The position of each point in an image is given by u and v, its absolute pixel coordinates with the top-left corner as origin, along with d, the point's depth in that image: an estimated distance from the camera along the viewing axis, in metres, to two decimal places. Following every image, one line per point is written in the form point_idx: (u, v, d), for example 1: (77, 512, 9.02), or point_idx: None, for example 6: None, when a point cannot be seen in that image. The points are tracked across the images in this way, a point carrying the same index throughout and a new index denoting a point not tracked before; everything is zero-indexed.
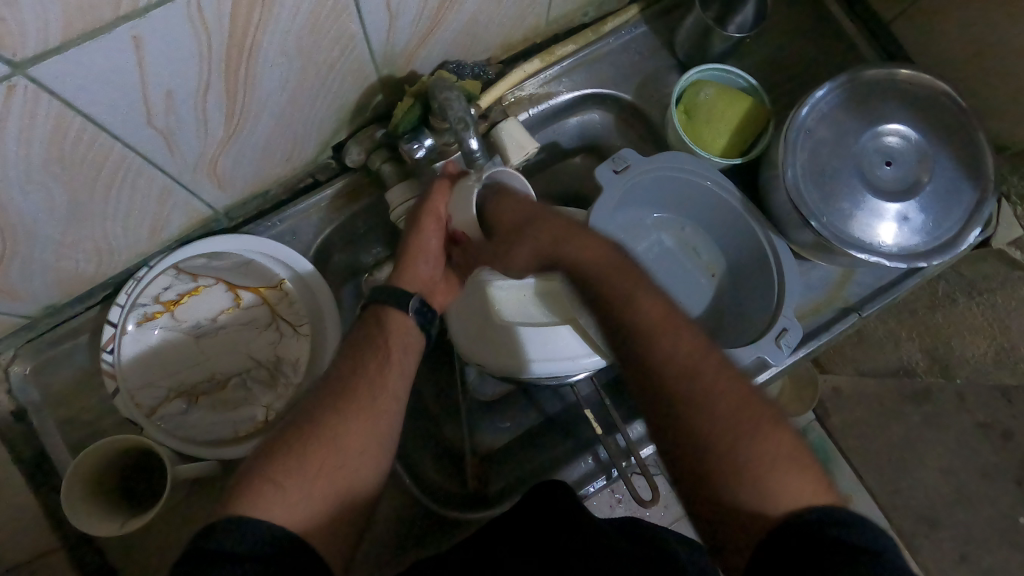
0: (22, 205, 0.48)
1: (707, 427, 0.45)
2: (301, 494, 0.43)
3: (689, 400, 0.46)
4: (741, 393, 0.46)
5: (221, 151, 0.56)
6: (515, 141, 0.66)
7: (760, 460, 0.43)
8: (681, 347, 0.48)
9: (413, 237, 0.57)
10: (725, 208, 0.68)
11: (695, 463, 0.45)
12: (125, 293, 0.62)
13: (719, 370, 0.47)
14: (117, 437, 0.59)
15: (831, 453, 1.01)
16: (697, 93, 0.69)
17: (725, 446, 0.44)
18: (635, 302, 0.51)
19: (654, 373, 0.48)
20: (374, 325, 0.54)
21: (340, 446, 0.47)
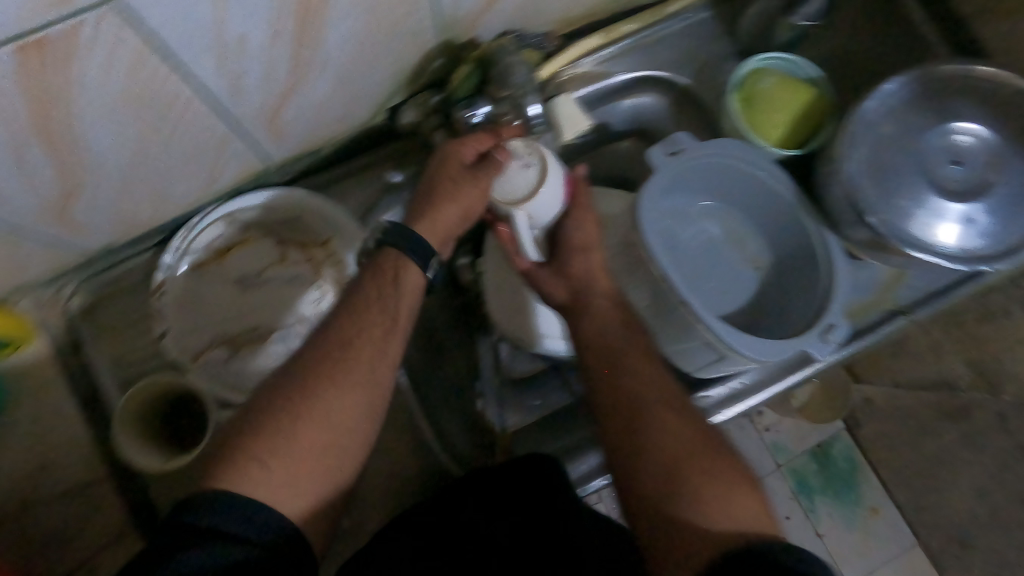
0: (96, 139, 0.49)
1: (657, 445, 0.50)
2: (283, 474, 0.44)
3: (647, 435, 0.50)
4: (698, 435, 0.50)
5: (282, 102, 0.57)
6: (570, 118, 0.67)
7: (709, 489, 0.47)
8: (652, 381, 0.53)
9: (447, 187, 0.56)
10: (776, 201, 0.67)
11: (661, 482, 0.48)
12: (178, 238, 0.65)
13: (679, 406, 0.52)
14: (149, 380, 0.61)
15: (859, 464, 0.99)
16: (758, 81, 0.68)
17: (685, 478, 0.48)
18: (618, 344, 0.55)
19: (626, 398, 0.52)
20: (390, 284, 0.53)
21: (331, 420, 0.47)
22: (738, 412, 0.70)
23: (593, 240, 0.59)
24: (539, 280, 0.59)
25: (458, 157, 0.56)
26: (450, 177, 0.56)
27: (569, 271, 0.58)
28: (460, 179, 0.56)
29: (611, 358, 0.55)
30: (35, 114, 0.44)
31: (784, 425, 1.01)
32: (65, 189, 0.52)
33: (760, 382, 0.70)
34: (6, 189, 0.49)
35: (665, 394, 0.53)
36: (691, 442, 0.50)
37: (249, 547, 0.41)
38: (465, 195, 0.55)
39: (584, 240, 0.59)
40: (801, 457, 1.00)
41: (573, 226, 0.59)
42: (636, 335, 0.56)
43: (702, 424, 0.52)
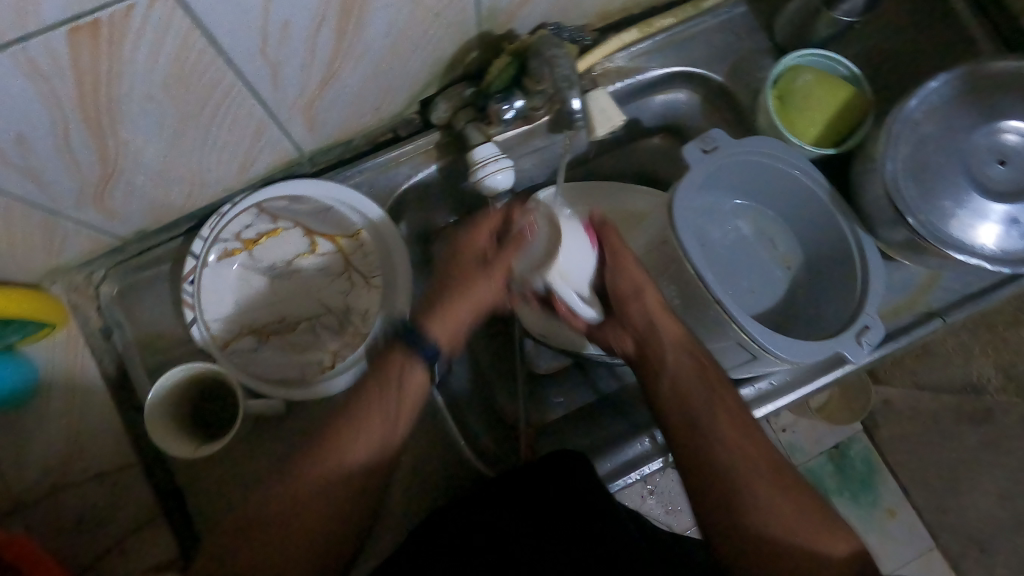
0: (137, 123, 0.49)
1: (751, 484, 0.52)
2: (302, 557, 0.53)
3: (740, 476, 0.52)
4: (775, 465, 0.53)
5: (318, 92, 0.57)
6: (603, 113, 0.66)
7: (803, 519, 0.50)
8: (724, 420, 0.55)
9: (458, 284, 0.59)
10: (811, 200, 0.65)
11: (765, 517, 0.51)
12: (209, 227, 0.64)
13: (752, 439, 0.55)
14: (165, 378, 0.59)
15: (877, 467, 0.99)
16: (795, 78, 0.67)
17: (786, 513, 0.51)
18: (690, 378, 0.57)
19: (705, 443, 0.54)
20: (388, 389, 0.59)
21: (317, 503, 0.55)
22: (768, 413, 0.70)
23: (646, 283, 0.59)
24: (604, 334, 0.62)
25: (472, 247, 0.59)
26: (465, 272, 0.59)
27: (631, 324, 0.59)
28: (476, 269, 0.59)
29: (684, 392, 0.57)
30: (83, 96, 0.43)
31: (800, 425, 1.00)
32: (104, 173, 0.52)
33: (790, 383, 0.70)
34: (49, 172, 0.49)
35: (738, 421, 0.56)
36: (776, 476, 0.52)
37: None
38: (477, 290, 0.59)
39: (638, 287, 0.59)
40: (817, 458, 0.99)
41: (616, 276, 0.59)
42: (704, 374, 0.57)
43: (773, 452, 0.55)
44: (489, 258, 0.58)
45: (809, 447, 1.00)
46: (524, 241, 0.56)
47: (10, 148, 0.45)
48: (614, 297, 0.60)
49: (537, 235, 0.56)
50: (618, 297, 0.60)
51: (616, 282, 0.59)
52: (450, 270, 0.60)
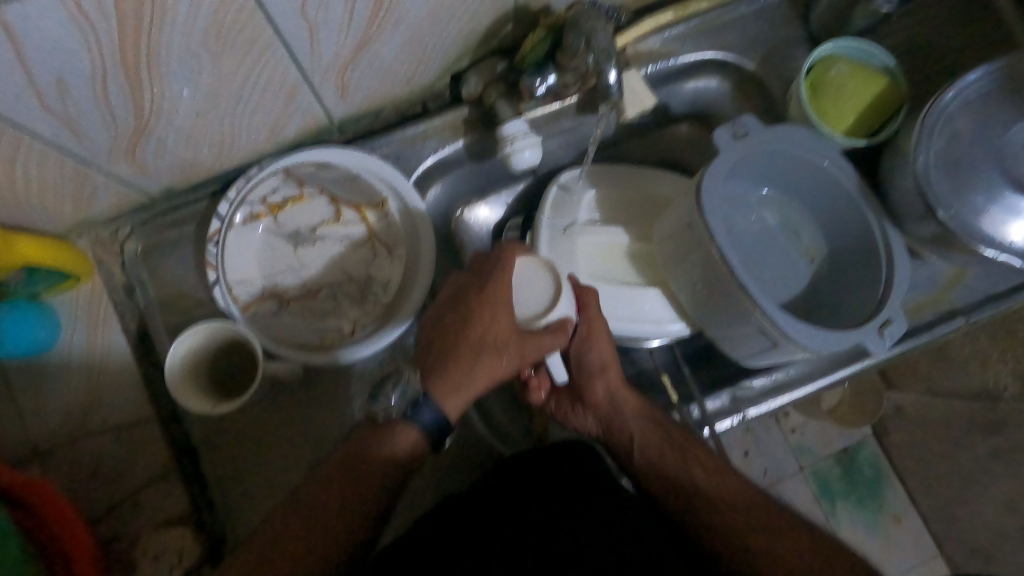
0: (173, 75, 0.48)
1: (733, 510, 0.57)
2: (324, 543, 0.53)
3: (718, 505, 0.58)
4: (747, 494, 0.59)
5: (352, 59, 0.57)
6: (635, 94, 0.66)
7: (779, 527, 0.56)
8: (696, 473, 0.60)
9: (485, 364, 0.56)
10: (840, 192, 0.64)
11: (750, 526, 0.56)
12: (235, 189, 0.63)
13: (723, 477, 0.60)
14: (176, 347, 0.60)
15: (884, 471, 1.00)
16: (829, 68, 0.67)
17: (767, 523, 0.56)
18: (674, 446, 0.62)
19: (685, 490, 0.59)
20: (376, 438, 0.57)
21: (318, 506, 0.54)
22: (783, 403, 0.70)
23: (611, 358, 0.63)
24: (572, 412, 0.67)
25: (499, 324, 0.56)
26: (486, 346, 0.57)
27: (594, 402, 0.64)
28: (502, 347, 0.56)
29: (664, 466, 0.61)
30: (125, 44, 0.43)
31: (810, 429, 1.00)
32: (139, 126, 0.52)
33: (807, 374, 0.70)
34: (85, 121, 0.49)
35: (714, 473, 0.60)
36: (748, 500, 0.58)
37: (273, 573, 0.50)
38: (503, 368, 0.57)
39: (603, 363, 0.63)
40: (825, 461, 1.00)
41: (585, 349, 0.62)
42: (677, 443, 0.62)
43: (742, 484, 0.60)
44: (515, 336, 0.56)
45: (818, 450, 1.00)
46: (558, 331, 0.57)
47: (50, 93, 0.45)
48: (578, 369, 0.63)
49: (558, 322, 0.58)
50: (588, 373, 0.63)
51: (589, 360, 0.63)
52: (447, 348, 0.58)
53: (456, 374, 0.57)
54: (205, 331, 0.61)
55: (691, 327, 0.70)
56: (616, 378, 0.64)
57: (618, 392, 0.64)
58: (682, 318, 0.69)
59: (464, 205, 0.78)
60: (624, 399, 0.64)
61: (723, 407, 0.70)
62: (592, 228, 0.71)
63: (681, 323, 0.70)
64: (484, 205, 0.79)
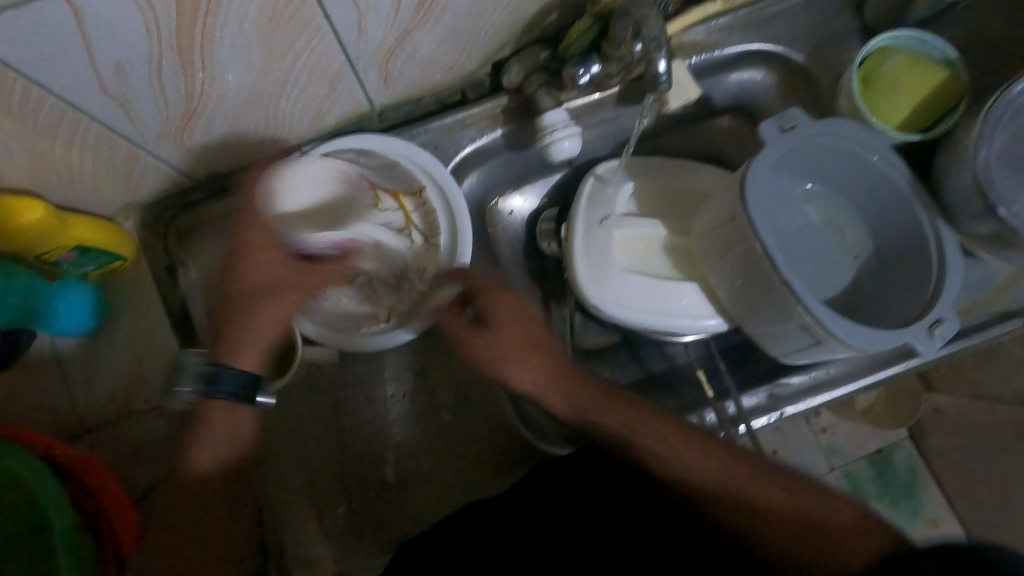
0: (226, 59, 0.49)
1: (736, 492, 0.54)
2: (211, 524, 0.56)
3: (719, 491, 0.54)
4: (749, 471, 0.55)
5: (398, 45, 0.56)
6: (679, 85, 0.65)
7: (791, 515, 0.52)
8: (682, 455, 0.55)
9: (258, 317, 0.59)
10: (887, 188, 0.63)
11: (754, 512, 0.53)
12: (277, 174, 0.66)
13: (717, 457, 0.55)
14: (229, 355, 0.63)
15: (921, 475, 0.96)
16: (884, 60, 0.65)
17: (768, 510, 0.53)
18: (637, 440, 0.57)
19: (681, 478, 0.55)
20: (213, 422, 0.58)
21: (189, 489, 0.56)
22: (821, 402, 0.68)
23: (513, 338, 0.61)
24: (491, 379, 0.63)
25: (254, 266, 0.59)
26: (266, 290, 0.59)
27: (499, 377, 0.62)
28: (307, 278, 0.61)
29: (650, 451, 0.56)
30: (183, 29, 0.44)
31: (841, 429, 0.97)
32: (189, 109, 0.53)
33: (847, 374, 0.68)
34: (139, 104, 0.50)
35: (708, 450, 0.55)
36: (748, 481, 0.54)
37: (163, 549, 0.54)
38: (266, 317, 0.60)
39: (494, 342, 0.61)
40: (857, 462, 0.97)
41: (496, 337, 0.61)
42: (649, 430, 0.57)
43: (742, 460, 0.55)
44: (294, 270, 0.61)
45: (849, 449, 0.97)
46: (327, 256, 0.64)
47: (109, 75, 0.45)
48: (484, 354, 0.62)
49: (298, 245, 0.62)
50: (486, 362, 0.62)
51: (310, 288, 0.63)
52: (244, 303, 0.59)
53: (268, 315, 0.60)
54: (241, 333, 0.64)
55: (729, 323, 0.69)
56: (546, 362, 0.61)
57: (551, 382, 0.61)
58: (720, 314, 0.68)
59: (500, 195, 0.78)
60: (577, 392, 0.60)
61: (759, 405, 0.68)
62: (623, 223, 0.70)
63: (719, 318, 0.69)
64: (519, 194, 0.79)
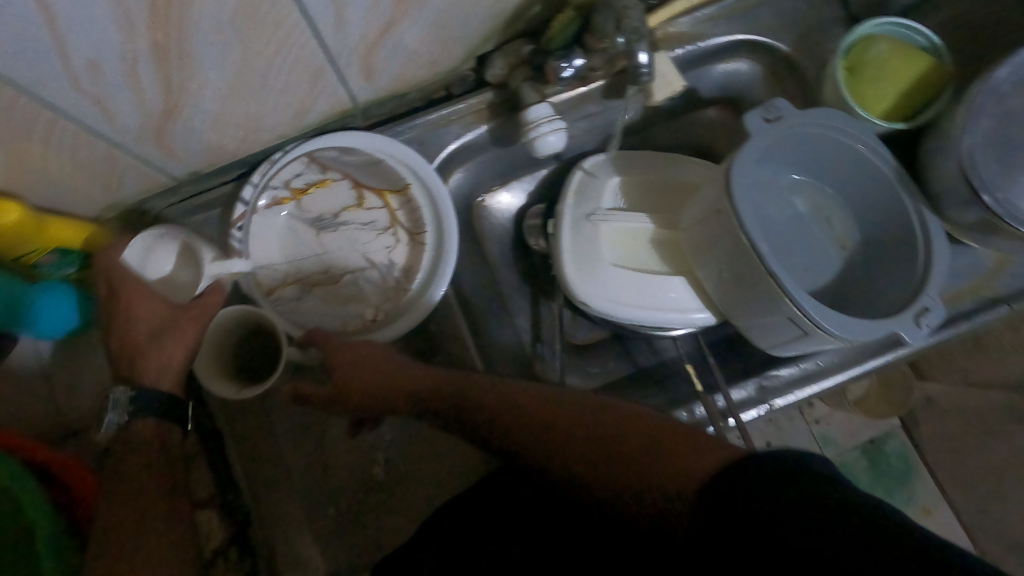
0: (202, 56, 0.48)
1: (604, 444, 0.51)
2: (162, 512, 0.54)
3: (581, 447, 0.51)
4: (605, 424, 0.52)
5: (379, 39, 0.55)
6: (664, 77, 0.65)
7: (662, 457, 0.47)
8: (533, 416, 0.54)
9: (157, 358, 0.58)
10: (875, 177, 0.62)
11: (623, 461, 0.49)
12: (259, 173, 0.63)
13: (568, 416, 0.53)
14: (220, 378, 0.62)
15: (914, 464, 0.98)
16: (869, 48, 0.64)
17: (638, 461, 0.48)
18: (469, 398, 0.57)
19: (540, 441, 0.53)
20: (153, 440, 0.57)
21: (128, 489, 0.54)
22: (811, 393, 0.68)
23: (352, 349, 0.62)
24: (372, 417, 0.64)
25: (136, 323, 0.58)
26: (161, 331, 0.58)
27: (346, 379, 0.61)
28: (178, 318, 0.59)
29: (501, 416, 0.55)
30: (154, 26, 0.43)
31: (835, 419, 0.99)
32: (167, 108, 0.52)
33: (837, 364, 0.68)
34: (115, 103, 0.49)
35: (557, 412, 0.54)
36: (610, 432, 0.51)
37: (125, 539, 0.51)
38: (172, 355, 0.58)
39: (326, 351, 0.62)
40: (851, 452, 0.98)
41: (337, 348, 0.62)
42: (487, 398, 0.57)
43: (599, 417, 0.53)
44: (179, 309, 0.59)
45: (842, 440, 0.99)
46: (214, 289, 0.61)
47: (82, 74, 0.44)
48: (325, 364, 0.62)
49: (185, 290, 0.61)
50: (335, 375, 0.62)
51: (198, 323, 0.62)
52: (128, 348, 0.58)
53: (150, 359, 0.57)
54: (215, 359, 0.63)
55: (718, 316, 0.68)
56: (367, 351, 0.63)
57: (381, 378, 0.61)
58: (709, 307, 0.68)
59: (486, 191, 0.78)
60: (399, 376, 0.61)
61: (749, 397, 0.68)
62: (610, 218, 0.69)
63: (707, 312, 0.68)
64: (506, 190, 0.79)
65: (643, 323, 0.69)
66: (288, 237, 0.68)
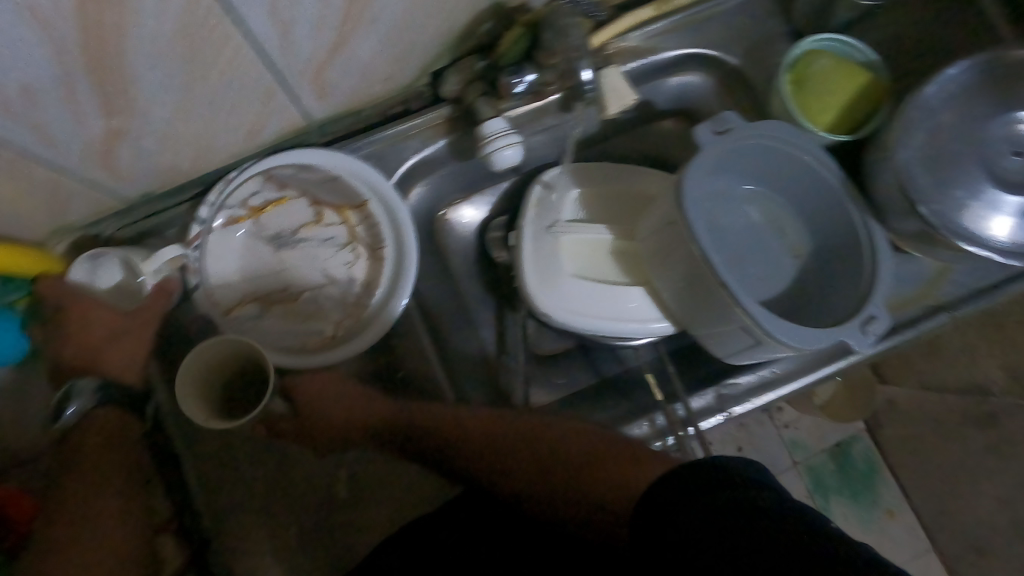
0: (143, 78, 0.48)
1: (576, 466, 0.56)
2: (114, 506, 0.57)
3: (562, 465, 0.56)
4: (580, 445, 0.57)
5: (329, 58, 0.56)
6: (615, 90, 0.65)
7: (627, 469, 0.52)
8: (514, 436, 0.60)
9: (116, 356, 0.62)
10: (823, 187, 0.64)
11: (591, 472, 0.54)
12: (215, 192, 0.64)
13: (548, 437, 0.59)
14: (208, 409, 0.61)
15: (879, 466, 1.00)
16: (812, 62, 0.66)
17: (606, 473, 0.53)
18: (425, 423, 0.63)
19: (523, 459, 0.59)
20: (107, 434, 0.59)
21: (80, 487, 0.56)
22: (768, 401, 0.69)
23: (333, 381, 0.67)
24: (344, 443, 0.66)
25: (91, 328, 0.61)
26: (115, 332, 0.62)
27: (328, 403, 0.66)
28: (127, 321, 0.63)
29: (484, 438, 0.61)
30: (89, 50, 0.43)
31: (804, 423, 1.00)
32: (111, 130, 0.52)
33: (793, 371, 0.69)
34: (55, 127, 0.48)
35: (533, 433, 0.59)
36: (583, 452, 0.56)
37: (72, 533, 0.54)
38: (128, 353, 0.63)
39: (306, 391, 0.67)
40: (820, 456, 0.99)
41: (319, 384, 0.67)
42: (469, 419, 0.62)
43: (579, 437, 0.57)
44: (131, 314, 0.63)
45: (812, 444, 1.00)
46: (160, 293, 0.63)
47: (18, 99, 0.44)
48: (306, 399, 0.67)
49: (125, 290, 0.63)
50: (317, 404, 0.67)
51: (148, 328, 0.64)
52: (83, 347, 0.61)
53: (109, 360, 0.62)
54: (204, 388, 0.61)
55: (676, 325, 0.69)
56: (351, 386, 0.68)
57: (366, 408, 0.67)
58: (667, 316, 0.69)
59: (448, 205, 0.78)
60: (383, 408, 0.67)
61: (708, 406, 0.69)
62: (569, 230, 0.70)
63: (666, 321, 0.69)
64: (468, 204, 0.79)
65: (604, 334, 0.70)
66: (247, 255, 0.68)
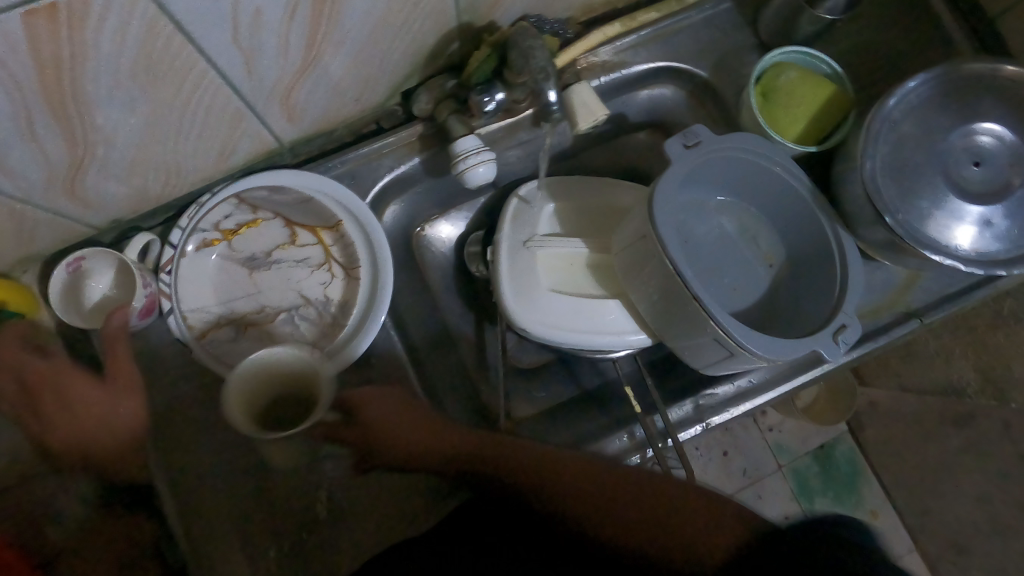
0: (104, 109, 0.48)
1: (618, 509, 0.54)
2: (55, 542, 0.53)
3: (609, 503, 0.54)
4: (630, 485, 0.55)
5: (296, 82, 0.56)
6: (585, 106, 0.66)
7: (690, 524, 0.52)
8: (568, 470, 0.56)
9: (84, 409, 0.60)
10: (792, 197, 0.65)
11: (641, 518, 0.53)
12: (187, 217, 0.65)
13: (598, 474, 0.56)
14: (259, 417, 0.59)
15: (861, 468, 0.99)
16: (778, 74, 0.67)
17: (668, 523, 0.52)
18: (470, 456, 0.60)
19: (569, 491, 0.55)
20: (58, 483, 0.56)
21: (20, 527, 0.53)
22: (745, 410, 0.70)
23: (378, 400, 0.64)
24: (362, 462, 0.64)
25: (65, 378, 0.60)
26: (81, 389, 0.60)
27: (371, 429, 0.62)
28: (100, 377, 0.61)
29: (532, 469, 0.57)
30: (46, 84, 0.43)
31: (787, 426, 1.01)
32: (75, 162, 0.52)
33: (768, 380, 0.70)
34: (17, 160, 0.48)
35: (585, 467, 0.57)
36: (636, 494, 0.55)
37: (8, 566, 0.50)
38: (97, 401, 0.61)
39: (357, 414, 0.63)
40: (803, 458, 1.00)
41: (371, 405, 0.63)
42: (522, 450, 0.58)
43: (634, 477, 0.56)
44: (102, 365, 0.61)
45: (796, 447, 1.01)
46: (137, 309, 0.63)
47: None
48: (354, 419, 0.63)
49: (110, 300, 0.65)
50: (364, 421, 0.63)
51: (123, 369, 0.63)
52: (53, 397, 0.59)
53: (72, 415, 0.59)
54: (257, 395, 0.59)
55: (652, 337, 0.69)
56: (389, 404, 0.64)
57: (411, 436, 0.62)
58: (643, 329, 0.69)
59: (424, 221, 0.78)
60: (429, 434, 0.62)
61: (687, 416, 0.69)
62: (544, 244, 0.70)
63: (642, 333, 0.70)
64: (445, 220, 0.79)
65: (581, 347, 0.70)
66: (220, 277, 0.68)
